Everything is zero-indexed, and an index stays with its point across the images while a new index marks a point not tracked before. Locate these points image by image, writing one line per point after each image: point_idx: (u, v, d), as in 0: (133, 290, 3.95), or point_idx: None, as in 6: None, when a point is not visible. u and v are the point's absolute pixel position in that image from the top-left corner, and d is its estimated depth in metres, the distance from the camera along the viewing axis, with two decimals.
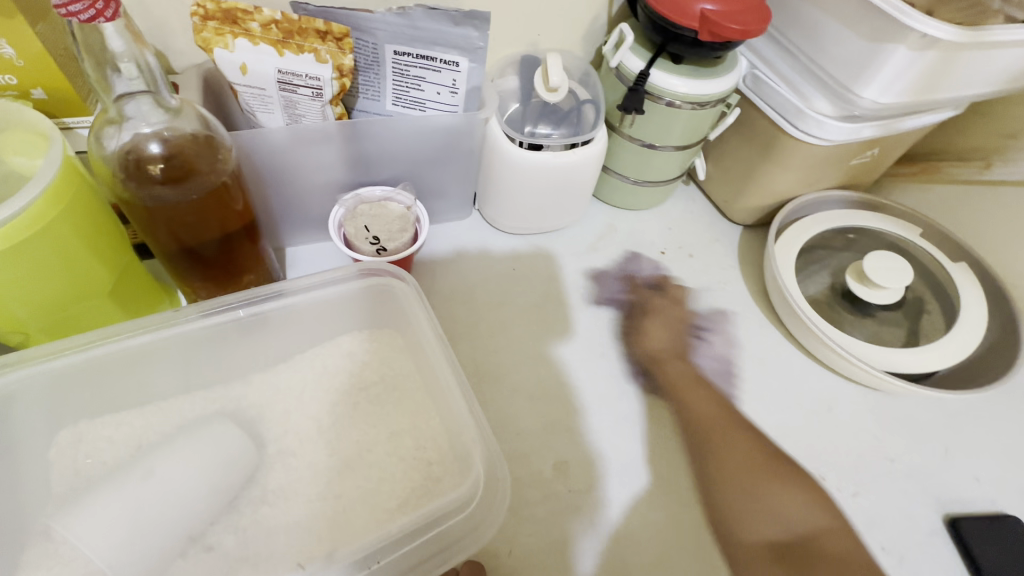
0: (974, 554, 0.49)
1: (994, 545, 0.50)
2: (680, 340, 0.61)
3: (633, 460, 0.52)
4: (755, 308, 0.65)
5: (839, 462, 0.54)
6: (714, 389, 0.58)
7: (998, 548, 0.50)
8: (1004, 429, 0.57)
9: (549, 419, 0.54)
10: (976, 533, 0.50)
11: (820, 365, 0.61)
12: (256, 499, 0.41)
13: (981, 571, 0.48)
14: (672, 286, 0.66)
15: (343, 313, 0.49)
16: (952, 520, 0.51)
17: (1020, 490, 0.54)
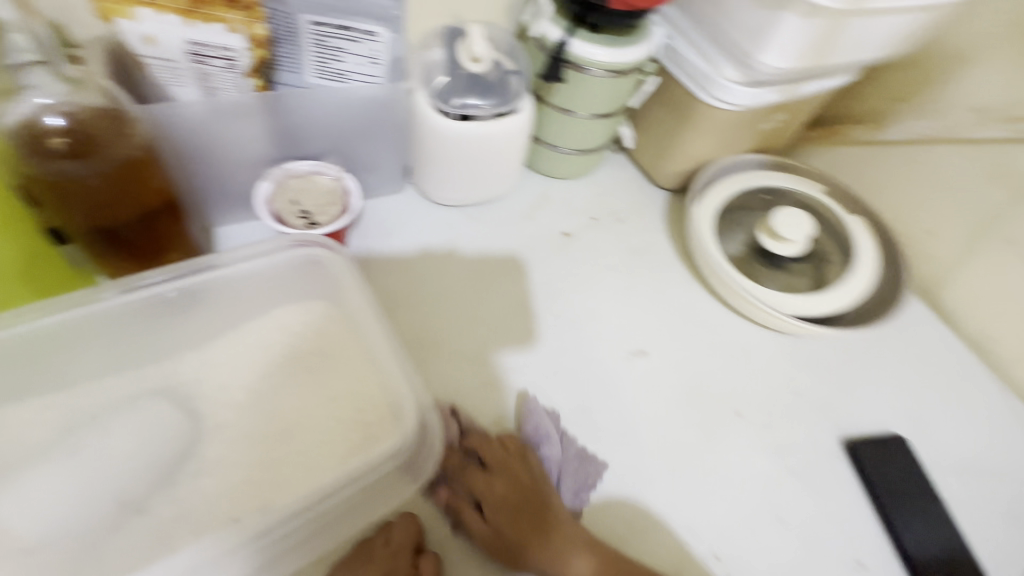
0: (868, 472, 0.55)
1: (885, 463, 0.56)
2: (610, 299, 0.65)
3: (567, 411, 0.56)
4: (679, 266, 0.69)
5: (753, 399, 0.59)
6: (642, 343, 0.62)
7: (889, 465, 0.56)
8: (893, 360, 0.64)
9: (487, 380, 0.56)
10: (870, 454, 0.57)
11: (737, 315, 0.66)
12: (194, 471, 0.42)
13: (872, 486, 0.55)
14: (602, 249, 0.70)
15: (273, 287, 0.49)
16: (850, 444, 0.57)
17: (905, 412, 0.61)
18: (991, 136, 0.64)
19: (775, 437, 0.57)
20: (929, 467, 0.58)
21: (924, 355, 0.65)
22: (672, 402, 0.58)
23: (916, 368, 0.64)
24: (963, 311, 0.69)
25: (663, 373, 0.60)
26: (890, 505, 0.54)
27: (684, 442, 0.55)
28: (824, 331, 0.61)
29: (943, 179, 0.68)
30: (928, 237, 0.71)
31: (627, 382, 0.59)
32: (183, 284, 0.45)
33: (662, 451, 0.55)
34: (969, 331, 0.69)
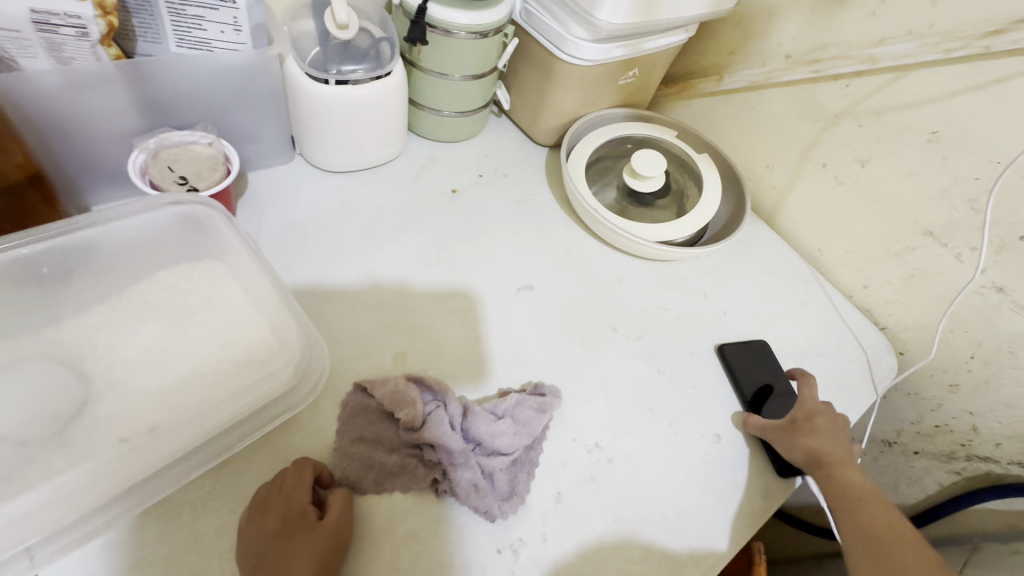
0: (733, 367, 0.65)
1: (746, 359, 0.66)
2: (500, 245, 0.71)
3: (463, 342, 0.61)
4: (560, 212, 0.77)
5: (628, 316, 0.68)
6: (530, 279, 0.69)
7: (751, 361, 0.66)
8: (741, 273, 0.76)
9: (386, 324, 0.61)
10: (736, 353, 0.66)
11: (613, 249, 0.74)
12: (89, 426, 0.42)
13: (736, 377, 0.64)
14: (490, 201, 0.75)
15: (146, 249, 0.52)
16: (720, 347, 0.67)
17: (754, 314, 0.72)
18: (799, 77, 0.74)
19: (647, 345, 0.66)
20: (774, 355, 0.69)
21: (767, 267, 0.77)
22: (558, 326, 0.65)
23: (762, 278, 0.76)
24: (799, 229, 0.82)
25: (549, 302, 0.67)
26: (748, 390, 0.63)
27: (569, 357, 0.63)
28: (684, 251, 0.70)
29: (770, 119, 0.80)
30: (767, 170, 0.83)
31: (517, 314, 0.65)
32: (49, 245, 0.48)
33: (551, 366, 0.61)
34: (805, 246, 0.83)
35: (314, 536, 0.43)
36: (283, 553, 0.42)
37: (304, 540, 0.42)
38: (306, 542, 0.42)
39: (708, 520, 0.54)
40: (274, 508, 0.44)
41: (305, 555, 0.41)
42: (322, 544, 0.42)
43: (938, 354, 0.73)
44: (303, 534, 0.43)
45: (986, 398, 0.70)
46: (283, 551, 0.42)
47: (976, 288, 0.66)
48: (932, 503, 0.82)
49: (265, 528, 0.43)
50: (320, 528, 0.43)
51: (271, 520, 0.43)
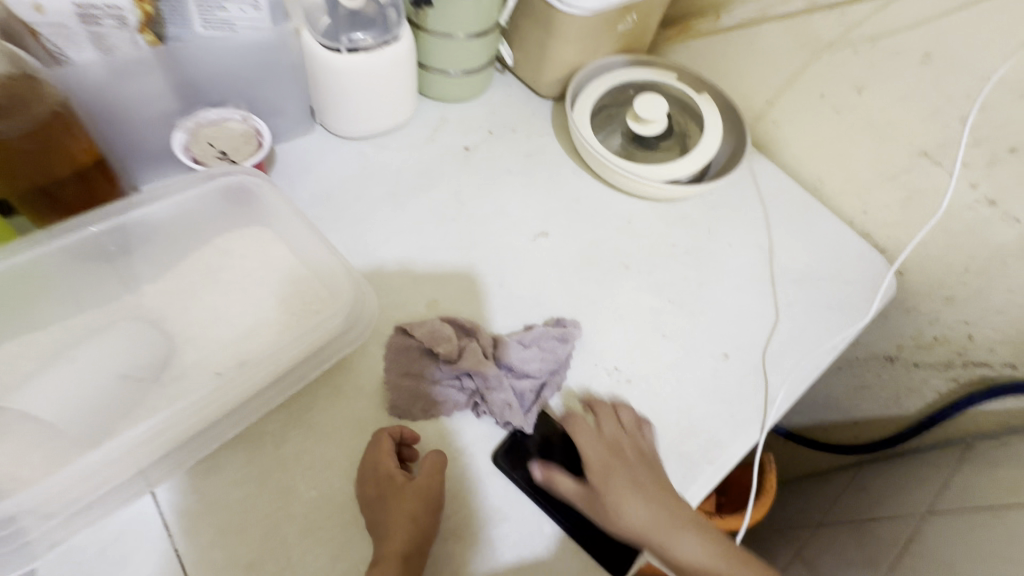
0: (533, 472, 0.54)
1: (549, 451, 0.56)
2: (514, 196, 0.76)
3: (488, 286, 0.67)
4: (569, 161, 0.81)
5: (639, 254, 0.73)
6: (544, 226, 0.73)
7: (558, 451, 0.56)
8: (744, 207, 0.80)
9: (417, 276, 0.66)
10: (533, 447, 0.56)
11: (620, 192, 0.79)
12: (178, 373, 0.50)
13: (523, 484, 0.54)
14: (501, 156, 0.79)
15: (200, 220, 0.57)
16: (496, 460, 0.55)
17: (757, 244, 0.77)
18: (794, 10, 0.75)
19: (658, 279, 0.71)
20: (779, 280, 0.74)
21: (769, 200, 0.81)
22: (575, 266, 0.70)
23: (763, 210, 0.80)
24: (800, 161, 0.86)
25: (564, 246, 0.72)
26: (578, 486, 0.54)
27: (586, 293, 0.68)
28: (690, 188, 0.74)
29: (768, 54, 0.81)
30: (767, 106, 0.85)
31: (536, 259, 0.70)
32: (113, 224, 0.53)
33: (570, 302, 0.67)
34: (806, 177, 0.86)
35: (401, 498, 0.48)
36: (383, 514, 0.47)
37: (395, 502, 0.47)
38: (398, 504, 0.47)
39: (718, 425, 0.61)
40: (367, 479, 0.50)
41: (397, 513, 0.47)
42: (409, 503, 0.47)
43: (935, 270, 0.77)
44: (394, 496, 0.48)
45: (980, 307, 0.75)
46: (382, 512, 0.48)
47: (969, 203, 0.70)
48: (931, 410, 0.88)
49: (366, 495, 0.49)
50: (405, 491, 0.48)
51: (367, 488, 0.49)
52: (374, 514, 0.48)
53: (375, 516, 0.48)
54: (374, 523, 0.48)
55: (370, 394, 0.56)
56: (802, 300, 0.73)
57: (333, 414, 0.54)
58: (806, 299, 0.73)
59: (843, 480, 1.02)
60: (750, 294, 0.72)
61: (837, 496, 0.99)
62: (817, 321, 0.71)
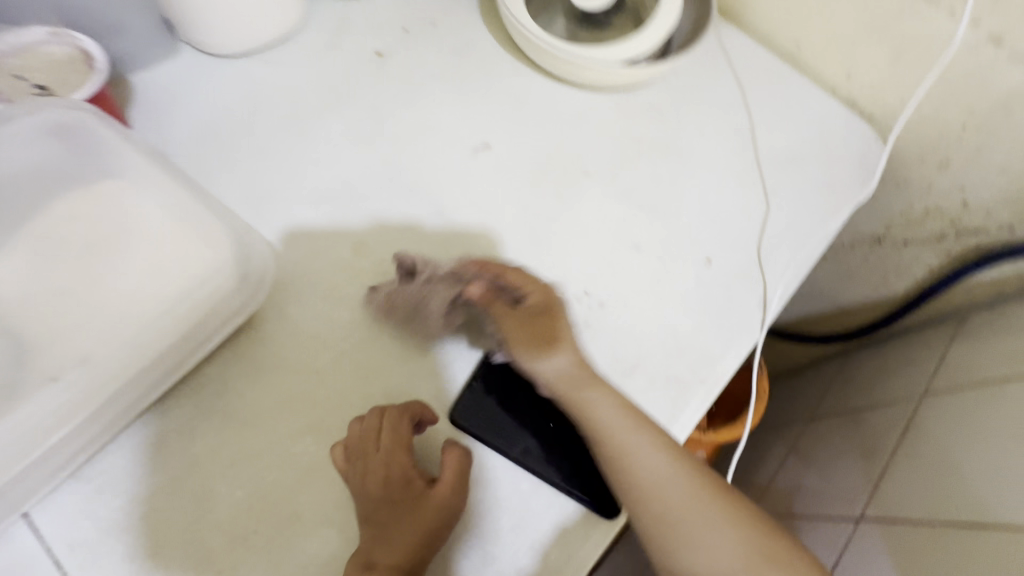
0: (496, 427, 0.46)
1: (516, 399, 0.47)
2: (444, 107, 0.63)
3: (426, 217, 0.56)
4: (505, 56, 0.67)
5: (599, 158, 0.62)
6: (484, 137, 0.61)
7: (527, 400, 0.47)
8: (715, 86, 0.68)
9: (338, 216, 0.55)
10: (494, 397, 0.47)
11: (570, 85, 0.66)
12: (37, 377, 0.40)
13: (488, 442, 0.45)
14: (422, 59, 0.65)
15: (28, 180, 0.45)
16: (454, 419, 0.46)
17: (733, 128, 0.66)
18: None
19: (624, 184, 0.61)
20: (761, 167, 0.64)
21: (743, 75, 0.70)
22: (526, 182, 0.59)
23: (737, 87, 0.69)
24: (774, 24, 0.73)
25: (510, 158, 0.60)
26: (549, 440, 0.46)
27: (543, 210, 0.58)
28: (651, 67, 0.61)
29: None
30: None
31: (479, 177, 0.59)
32: None
33: (525, 224, 0.57)
34: (781, 44, 0.74)
35: (418, 507, 0.40)
36: (387, 517, 0.40)
37: (410, 510, 0.40)
38: (413, 512, 0.40)
39: (706, 339, 0.54)
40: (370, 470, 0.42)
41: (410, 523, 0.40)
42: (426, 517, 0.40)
43: (929, 132, 0.68)
44: (410, 504, 0.40)
45: (979, 168, 0.67)
46: (388, 515, 0.40)
47: (970, 45, 0.59)
48: (922, 287, 0.83)
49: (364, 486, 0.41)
50: (424, 502, 0.40)
51: (368, 481, 0.41)
52: (374, 514, 0.40)
53: (372, 513, 0.41)
54: (371, 523, 0.40)
55: (296, 366, 0.46)
56: (788, 187, 0.64)
57: (251, 396, 0.44)
58: (793, 185, 0.64)
59: (832, 369, 1.00)
60: (730, 187, 0.62)
61: (826, 386, 0.97)
62: (807, 207, 0.63)
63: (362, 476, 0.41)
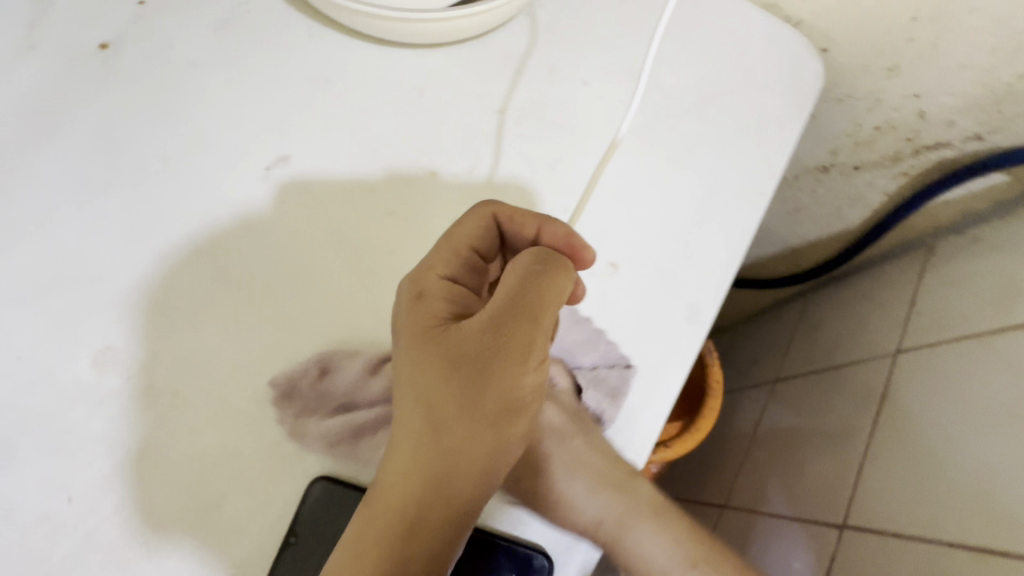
0: None
1: None
2: (214, 110, 0.43)
3: (202, 286, 0.39)
4: (295, 17, 0.47)
5: (447, 147, 0.45)
6: (279, 146, 0.43)
7: None
8: (593, 15, 0.50)
9: (73, 313, 0.37)
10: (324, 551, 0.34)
11: (393, 46, 0.47)
12: None
13: None
14: (171, 42, 0.45)
15: None
16: None
17: (625, 69, 0.49)
18: None
19: (486, 180, 0.44)
20: (666, 120, 0.48)
21: None
22: (348, 203, 0.42)
23: (624, 10, 0.51)
24: None
25: (320, 171, 0.43)
26: None
27: (376, 240, 0.41)
28: (479, 7, 0.43)
29: None
30: None
31: (280, 209, 0.41)
32: None
33: (354, 265, 0.41)
34: None
35: (504, 332, 0.31)
36: (513, 295, 0.32)
37: (464, 333, 0.31)
38: (465, 326, 0.31)
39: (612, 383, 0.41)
40: (466, 242, 0.35)
41: (502, 301, 0.31)
42: (543, 325, 0.31)
43: (869, 35, 0.53)
44: (439, 343, 0.32)
45: (934, 69, 0.53)
46: (415, 351, 0.32)
47: None
48: (879, 217, 0.71)
49: (449, 246, 0.35)
50: (507, 305, 0.31)
51: (558, 227, 0.37)
52: (401, 336, 0.33)
53: (423, 268, 0.35)
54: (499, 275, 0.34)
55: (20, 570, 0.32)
56: (704, 142, 0.48)
57: None
58: (710, 138, 0.48)
59: (790, 317, 0.89)
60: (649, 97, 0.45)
61: (783, 338, 0.86)
62: (733, 166, 0.48)
63: (500, 213, 0.36)
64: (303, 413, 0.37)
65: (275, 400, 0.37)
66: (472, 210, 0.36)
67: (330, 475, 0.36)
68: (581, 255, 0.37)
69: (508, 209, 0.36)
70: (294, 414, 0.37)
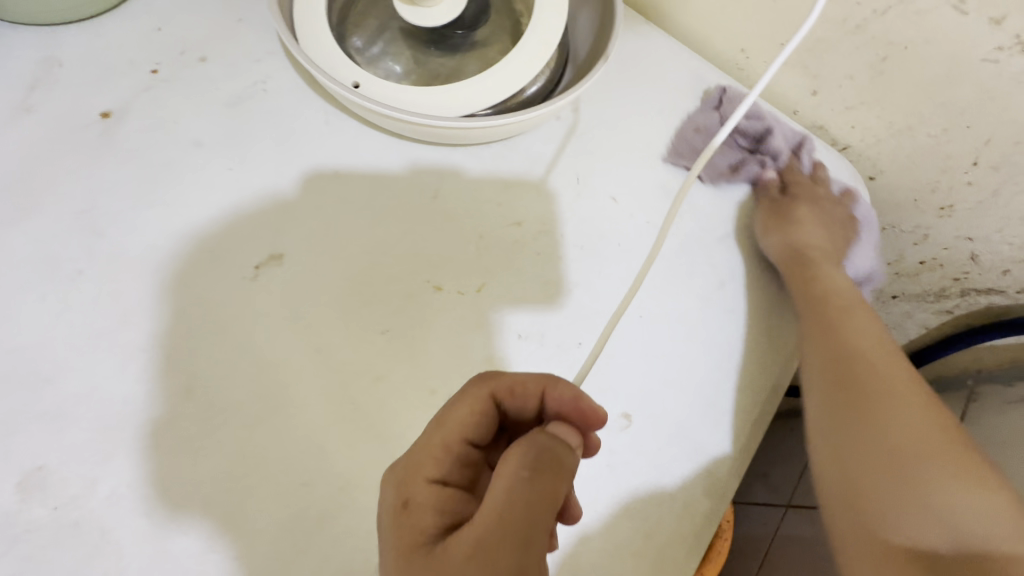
0: None
1: None
2: (209, 197, 0.40)
3: (161, 402, 0.35)
4: (309, 102, 0.44)
5: (456, 258, 0.41)
6: (273, 244, 0.40)
7: None
8: (628, 127, 0.47)
9: (18, 420, 0.34)
10: None
11: (412, 143, 0.44)
12: None
13: None
14: (177, 118, 0.42)
15: None
16: None
17: (657, 189, 0.46)
18: None
19: (496, 300, 0.40)
20: (699, 248, 0.44)
21: (667, 105, 0.49)
22: (340, 315, 0.38)
23: (662, 125, 0.48)
24: (707, 24, 0.50)
25: (313, 275, 0.39)
26: None
27: (365, 361, 0.38)
28: (506, 119, 0.40)
29: None
30: None
31: (261, 321, 0.38)
32: None
33: (335, 391, 0.37)
34: (718, 51, 0.51)
35: (494, 563, 0.26)
36: (499, 512, 0.27)
37: (448, 554, 0.27)
38: (449, 548, 0.27)
39: (602, 554, 0.37)
40: (460, 431, 0.31)
41: (488, 521, 0.27)
42: (535, 539, 0.27)
43: (922, 172, 0.50)
44: (424, 564, 0.27)
45: (992, 217, 0.49)
46: (395, 568, 0.28)
47: (986, 55, 0.39)
48: (916, 348, 0.66)
49: (437, 439, 0.31)
50: (494, 526, 0.27)
51: (564, 388, 0.32)
52: (387, 548, 0.29)
53: (412, 464, 0.31)
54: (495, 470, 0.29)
55: None
56: (736, 278, 0.44)
57: None
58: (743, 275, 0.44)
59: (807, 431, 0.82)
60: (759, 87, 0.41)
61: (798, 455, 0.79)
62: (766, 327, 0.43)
63: (498, 390, 0.32)
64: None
65: (224, 547, 0.33)
66: (465, 392, 0.32)
67: None
68: (592, 415, 0.31)
69: (504, 386, 0.32)
70: (243, 566, 0.33)
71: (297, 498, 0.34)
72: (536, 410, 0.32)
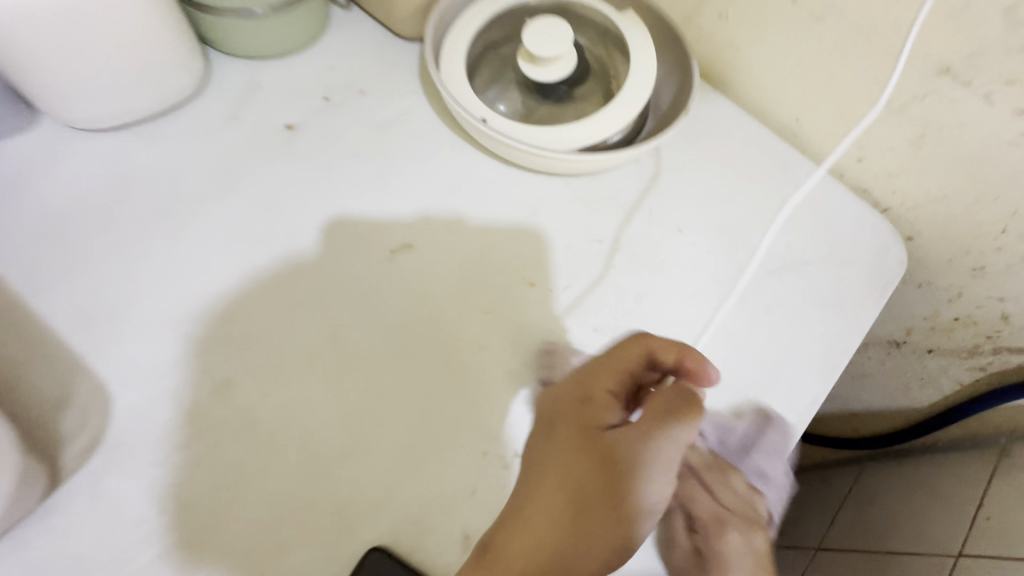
0: None
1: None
2: (359, 195, 0.51)
3: (313, 345, 0.44)
4: (441, 131, 0.55)
5: (548, 262, 0.50)
6: (406, 235, 0.50)
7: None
8: (697, 173, 0.56)
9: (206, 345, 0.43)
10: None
11: (518, 169, 0.54)
12: None
13: None
14: (341, 134, 0.54)
15: None
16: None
17: (718, 225, 0.54)
18: None
19: (579, 299, 0.49)
20: (751, 277, 0.52)
21: (731, 158, 0.58)
22: (454, 295, 0.48)
23: (726, 174, 0.57)
24: (769, 97, 0.59)
25: (435, 262, 0.49)
26: None
27: (470, 333, 0.46)
28: (602, 156, 0.50)
29: None
30: (720, 21, 0.57)
31: (387, 293, 0.47)
32: None
33: (446, 353, 0.45)
34: (776, 119, 0.60)
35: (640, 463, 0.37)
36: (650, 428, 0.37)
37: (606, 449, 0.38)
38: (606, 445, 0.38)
39: None
40: (618, 366, 0.41)
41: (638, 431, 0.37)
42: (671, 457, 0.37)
43: (956, 236, 0.56)
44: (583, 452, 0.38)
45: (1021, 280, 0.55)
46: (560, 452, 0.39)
47: (1011, 139, 0.47)
48: (951, 404, 0.69)
49: (602, 368, 0.41)
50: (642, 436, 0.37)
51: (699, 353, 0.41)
52: (553, 435, 0.40)
53: (580, 381, 0.41)
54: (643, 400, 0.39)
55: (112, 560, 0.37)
56: (782, 306, 0.51)
57: None
58: (789, 304, 0.51)
59: (841, 481, 0.86)
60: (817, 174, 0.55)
61: (834, 501, 0.84)
62: (807, 351, 0.50)
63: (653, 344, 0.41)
64: (323, 506, 0.39)
65: (353, 463, 0.41)
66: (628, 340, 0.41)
67: (385, 546, 0.39)
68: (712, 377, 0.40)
69: (660, 342, 0.41)
70: (367, 481, 0.40)
71: (412, 434, 0.42)
72: (676, 366, 0.41)
